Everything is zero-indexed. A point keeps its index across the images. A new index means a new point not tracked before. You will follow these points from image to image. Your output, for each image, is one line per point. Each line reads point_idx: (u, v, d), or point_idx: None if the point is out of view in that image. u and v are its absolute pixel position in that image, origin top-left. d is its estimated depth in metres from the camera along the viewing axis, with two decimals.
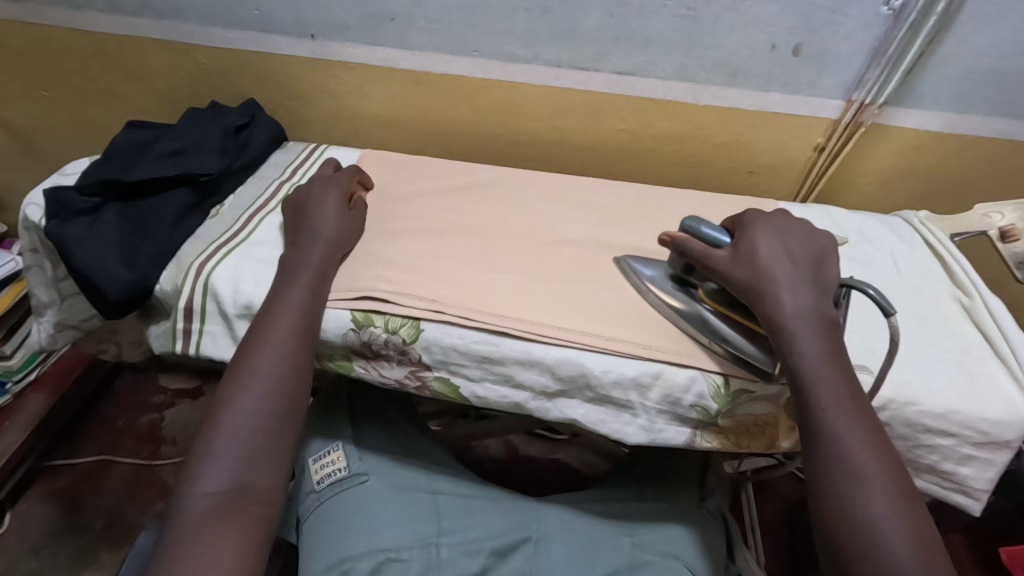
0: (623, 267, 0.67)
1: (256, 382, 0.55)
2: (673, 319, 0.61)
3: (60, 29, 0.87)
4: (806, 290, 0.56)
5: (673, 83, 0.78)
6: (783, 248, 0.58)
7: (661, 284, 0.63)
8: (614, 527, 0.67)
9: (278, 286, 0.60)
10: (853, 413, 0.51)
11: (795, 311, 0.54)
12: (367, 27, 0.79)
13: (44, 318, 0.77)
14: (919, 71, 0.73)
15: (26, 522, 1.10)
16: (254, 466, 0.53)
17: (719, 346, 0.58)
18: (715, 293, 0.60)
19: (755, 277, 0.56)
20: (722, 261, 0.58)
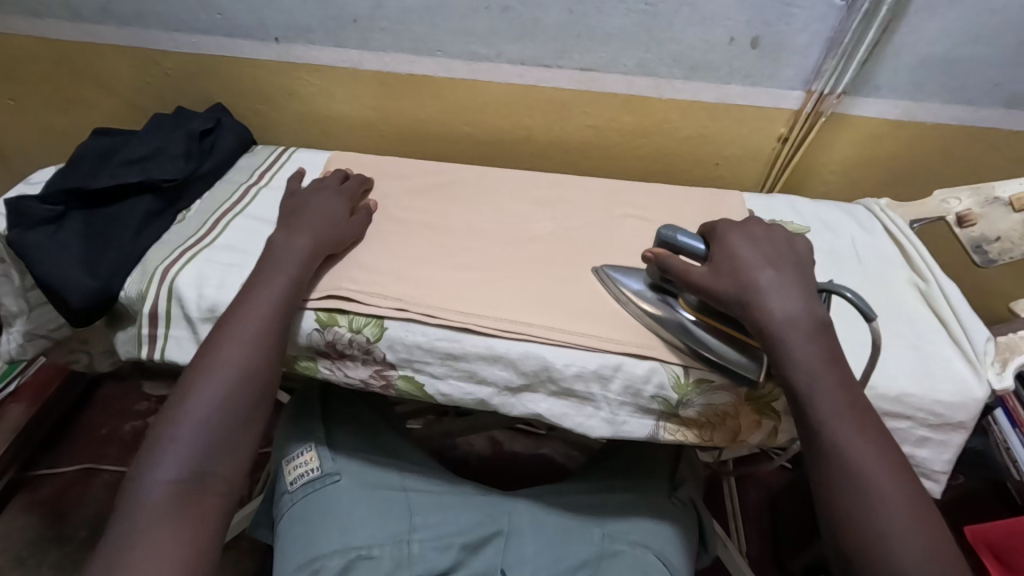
0: (600, 275, 0.65)
1: (227, 367, 0.54)
2: (657, 333, 0.59)
3: (21, 38, 0.87)
4: (790, 287, 0.55)
5: (635, 78, 0.79)
6: (759, 250, 0.58)
7: (641, 294, 0.62)
8: (585, 519, 0.68)
9: (262, 271, 0.60)
10: (839, 409, 0.50)
11: (781, 315, 0.53)
12: (329, 29, 0.79)
13: (13, 328, 0.76)
14: (876, 61, 0.74)
15: (9, 532, 1.09)
16: (209, 455, 0.51)
17: (699, 356, 0.57)
18: (696, 305, 0.58)
19: (736, 282, 0.55)
20: (702, 274, 0.56)
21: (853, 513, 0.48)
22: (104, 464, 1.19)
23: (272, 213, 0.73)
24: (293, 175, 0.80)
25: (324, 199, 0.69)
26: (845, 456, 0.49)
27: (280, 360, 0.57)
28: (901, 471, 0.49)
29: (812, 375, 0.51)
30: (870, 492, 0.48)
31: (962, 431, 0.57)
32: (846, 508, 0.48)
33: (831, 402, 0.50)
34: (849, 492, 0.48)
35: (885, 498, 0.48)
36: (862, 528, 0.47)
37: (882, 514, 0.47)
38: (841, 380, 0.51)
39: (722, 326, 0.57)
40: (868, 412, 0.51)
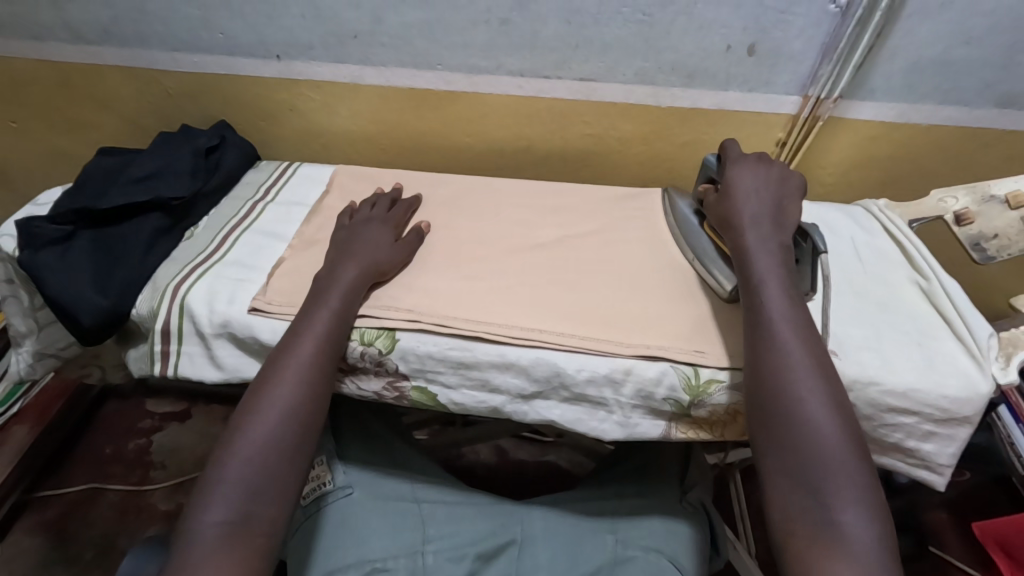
0: (665, 197, 0.78)
1: (275, 406, 0.54)
2: (676, 241, 0.72)
3: (25, 61, 0.88)
4: (768, 220, 0.62)
5: (634, 86, 0.81)
6: (760, 183, 0.65)
7: (681, 211, 0.73)
8: (598, 524, 0.69)
9: (308, 304, 0.60)
10: (793, 340, 0.54)
11: (755, 242, 0.60)
12: (331, 45, 0.80)
13: (21, 348, 0.76)
14: (870, 65, 0.76)
15: (16, 555, 1.08)
16: (260, 496, 0.50)
17: (698, 261, 0.67)
18: (714, 223, 0.69)
19: (729, 209, 0.63)
20: (711, 197, 0.67)
21: (786, 430, 0.50)
22: (110, 484, 1.18)
23: (280, 228, 0.74)
24: (298, 189, 0.81)
25: (368, 226, 0.69)
26: (788, 379, 0.52)
27: (328, 395, 0.56)
28: (844, 407, 0.51)
29: (771, 305, 0.56)
30: (807, 415, 0.50)
31: (968, 426, 0.58)
32: (778, 423, 0.51)
33: (787, 331, 0.54)
34: (784, 410, 0.51)
35: (819, 427, 0.50)
36: (790, 447, 0.50)
37: (808, 429, 0.50)
38: (800, 316, 0.55)
39: (727, 243, 0.66)
40: (822, 350, 0.54)
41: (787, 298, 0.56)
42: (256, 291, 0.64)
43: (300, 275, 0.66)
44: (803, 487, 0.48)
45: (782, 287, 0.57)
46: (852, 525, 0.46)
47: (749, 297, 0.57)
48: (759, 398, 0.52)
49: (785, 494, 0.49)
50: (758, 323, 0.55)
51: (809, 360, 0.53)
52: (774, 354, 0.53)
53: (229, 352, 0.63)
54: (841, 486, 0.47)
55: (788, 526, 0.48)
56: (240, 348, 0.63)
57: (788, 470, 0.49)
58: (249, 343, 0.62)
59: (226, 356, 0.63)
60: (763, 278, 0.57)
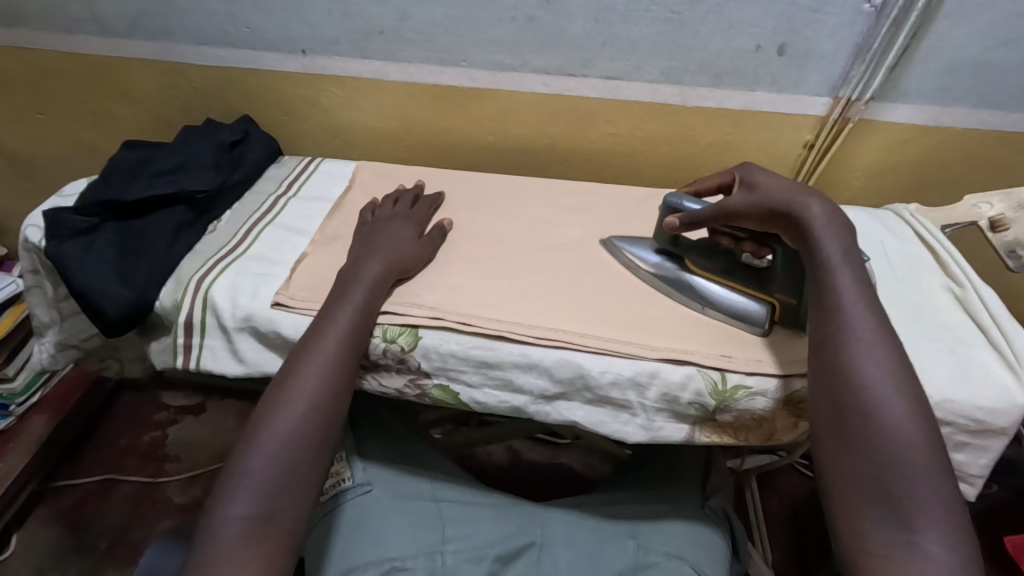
0: (611, 247, 0.70)
1: (297, 403, 0.53)
2: (664, 291, 0.65)
3: (53, 53, 0.88)
4: (829, 202, 0.57)
5: (660, 86, 0.79)
6: (781, 179, 0.60)
7: (648, 259, 0.66)
8: (617, 528, 0.68)
9: (331, 300, 0.60)
10: (872, 338, 0.51)
11: (824, 227, 0.55)
12: (356, 41, 0.80)
13: (44, 339, 0.78)
14: (904, 66, 0.74)
15: (33, 543, 1.09)
16: (283, 492, 0.50)
17: (712, 307, 0.62)
18: (706, 264, 0.63)
19: (778, 197, 0.57)
20: (742, 198, 0.59)
21: (863, 438, 0.48)
22: (125, 475, 1.19)
23: (302, 223, 0.74)
24: (319, 185, 0.80)
25: (391, 222, 0.69)
26: (868, 383, 0.49)
27: (349, 391, 0.56)
28: (926, 413, 0.48)
29: (849, 302, 0.52)
30: (888, 421, 0.47)
31: (1005, 437, 0.56)
32: (855, 430, 0.48)
33: (866, 329, 0.51)
34: (865, 416, 0.48)
35: (903, 436, 0.47)
36: (867, 457, 0.47)
37: (888, 435, 0.47)
38: (878, 313, 0.52)
39: (731, 280, 0.62)
40: (900, 348, 0.51)
41: (865, 294, 0.53)
42: (279, 286, 0.64)
43: (322, 271, 0.66)
44: (881, 502, 0.46)
45: (857, 281, 0.53)
46: (932, 545, 0.44)
47: (819, 290, 0.54)
48: (835, 402, 0.50)
49: (859, 506, 0.47)
50: (834, 320, 0.52)
51: (887, 360, 0.50)
52: (851, 354, 0.50)
53: (251, 346, 0.63)
54: (923, 501, 0.45)
55: (862, 541, 0.46)
56: (262, 343, 0.63)
57: (865, 482, 0.47)
58: (270, 337, 0.62)
59: (248, 350, 0.63)
60: (837, 271, 0.53)
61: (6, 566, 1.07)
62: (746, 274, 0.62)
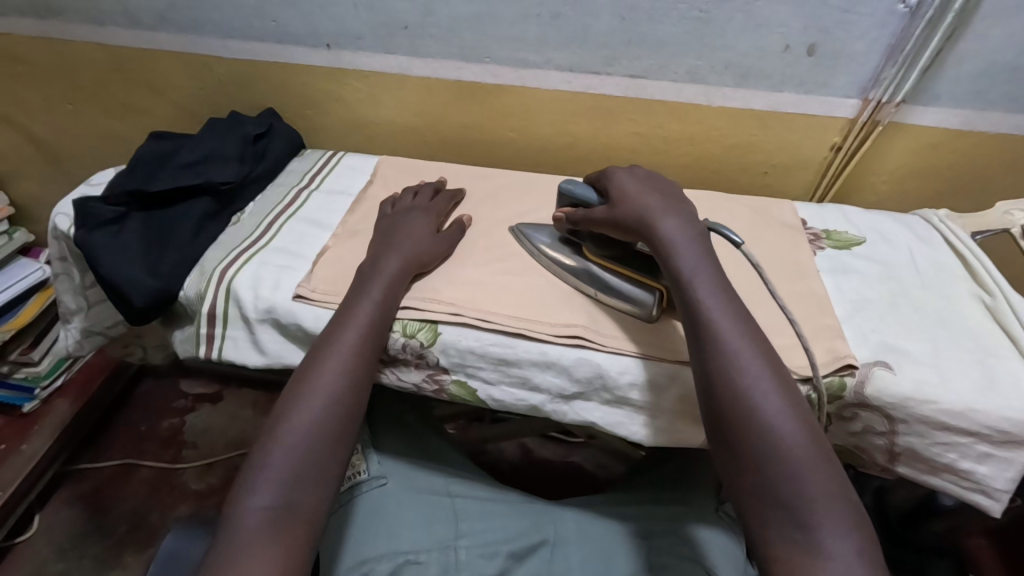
0: (517, 234, 0.70)
1: (316, 397, 0.54)
2: (565, 278, 0.65)
3: (83, 44, 0.90)
4: (679, 214, 0.59)
5: (685, 85, 0.79)
6: (645, 182, 0.63)
7: (553, 247, 0.67)
8: (630, 529, 0.67)
9: (349, 295, 0.60)
10: (737, 342, 0.50)
11: (676, 240, 0.56)
12: (380, 36, 0.80)
13: (71, 324, 0.80)
14: (937, 68, 0.73)
15: (53, 525, 1.12)
16: (304, 485, 0.50)
17: (605, 295, 0.62)
18: (601, 252, 0.63)
19: (631, 209, 0.59)
20: (600, 212, 0.61)
21: (746, 446, 0.47)
22: (144, 460, 1.21)
23: (324, 216, 0.74)
24: (341, 179, 0.81)
25: (411, 216, 0.69)
26: (740, 388, 0.49)
27: (368, 385, 0.56)
28: (803, 408, 0.49)
29: (710, 307, 0.52)
30: (768, 423, 0.47)
31: None
32: (739, 437, 0.48)
33: (730, 332, 0.51)
34: (745, 421, 0.48)
35: (784, 437, 0.47)
36: (755, 465, 0.46)
37: (769, 438, 0.47)
38: (738, 313, 0.52)
39: (625, 270, 0.62)
40: (767, 346, 0.51)
41: (722, 295, 0.53)
42: (301, 279, 0.64)
43: (343, 265, 0.66)
44: (783, 511, 0.45)
45: (713, 284, 0.53)
46: (834, 544, 0.43)
47: (683, 297, 0.54)
48: (718, 413, 0.49)
49: (762, 517, 0.46)
50: (700, 329, 0.52)
51: (757, 360, 0.50)
52: (722, 361, 0.50)
53: (272, 338, 0.63)
54: (817, 501, 0.45)
55: (772, 554, 0.45)
56: (283, 334, 0.63)
57: (761, 492, 0.46)
58: (292, 329, 0.62)
59: (269, 341, 0.63)
60: (694, 277, 0.54)
61: (28, 546, 1.10)
62: (643, 261, 0.62)
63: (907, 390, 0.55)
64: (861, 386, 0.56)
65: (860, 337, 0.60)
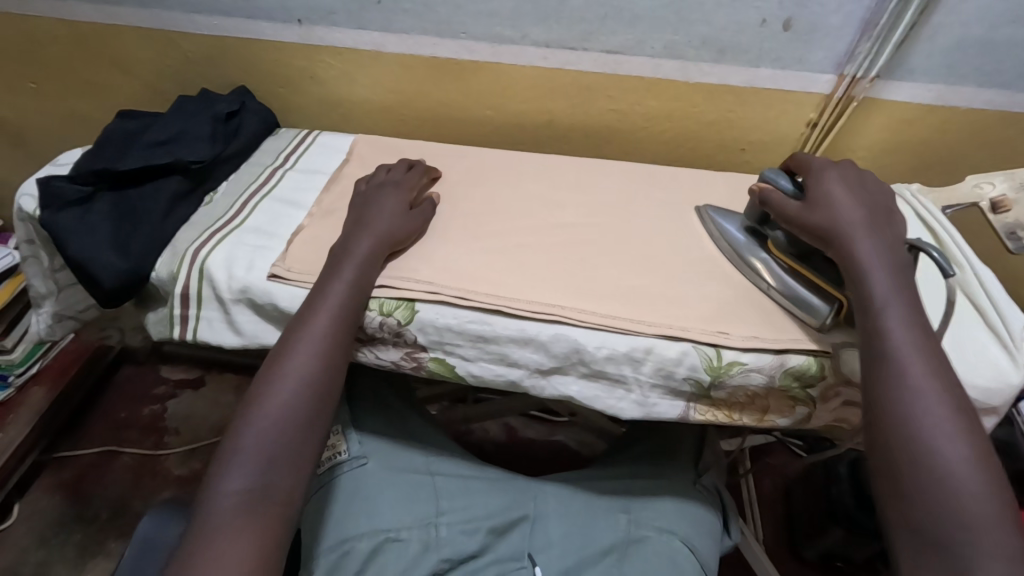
0: (702, 215, 0.71)
1: (288, 380, 0.53)
2: (742, 269, 0.65)
3: (45, 19, 0.87)
4: (880, 232, 0.56)
5: (662, 61, 0.78)
6: (857, 192, 0.60)
7: (733, 233, 0.67)
8: (611, 502, 0.69)
9: (322, 276, 0.59)
10: (922, 377, 0.49)
11: (872, 261, 0.54)
12: (353, 11, 0.79)
13: (43, 309, 0.78)
14: (911, 43, 0.73)
15: (34, 513, 1.11)
16: (276, 466, 0.50)
17: (779, 293, 0.61)
18: (784, 246, 0.61)
19: (827, 220, 0.57)
20: (796, 208, 0.59)
21: (918, 486, 0.46)
22: (125, 447, 1.20)
23: (299, 196, 0.73)
24: (316, 159, 0.80)
25: (384, 193, 0.68)
26: (920, 424, 0.47)
27: (343, 364, 0.56)
28: (989, 464, 0.46)
29: (898, 335, 0.50)
30: (943, 469, 0.46)
31: (994, 416, 0.57)
32: (913, 476, 0.46)
33: (914, 368, 0.49)
34: (921, 468, 0.46)
35: (965, 489, 0.45)
36: (926, 506, 0.45)
37: (952, 487, 0.45)
38: (927, 344, 0.50)
39: (809, 271, 0.59)
40: (954, 381, 0.49)
41: (914, 328, 0.51)
42: (274, 259, 0.64)
43: (318, 244, 0.66)
44: (941, 554, 0.44)
45: (907, 319, 0.51)
46: None
47: (867, 321, 0.52)
48: (886, 443, 0.48)
49: (915, 559, 0.45)
50: (881, 355, 0.50)
51: (947, 404, 0.48)
52: (899, 391, 0.48)
53: (248, 318, 0.63)
54: (994, 559, 0.43)
55: None
56: (258, 314, 0.63)
57: (915, 529, 0.45)
58: (267, 309, 0.62)
59: (244, 321, 0.63)
60: (886, 305, 0.52)
61: (7, 534, 1.08)
62: (826, 264, 0.59)
63: None
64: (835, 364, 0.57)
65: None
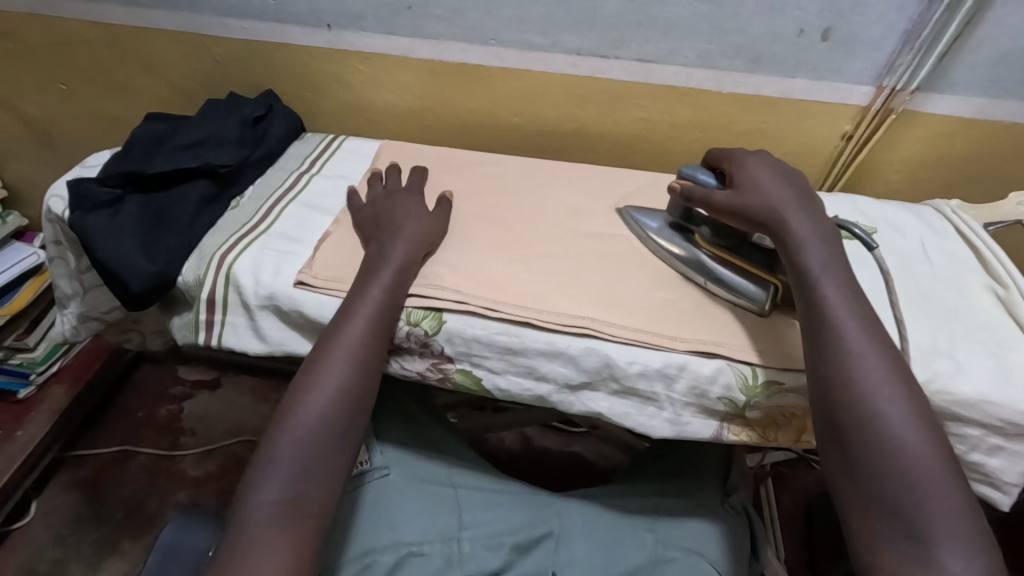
0: (624, 216, 0.71)
1: (322, 387, 0.52)
2: (672, 264, 0.65)
3: (76, 21, 0.87)
4: (809, 211, 0.58)
5: (694, 70, 0.77)
6: (779, 173, 0.61)
7: (660, 232, 0.67)
8: (636, 521, 0.67)
9: (357, 281, 0.58)
10: (862, 345, 0.50)
11: (805, 239, 0.56)
12: (382, 16, 0.78)
13: (67, 310, 0.78)
14: (954, 55, 0.71)
15: (51, 511, 1.11)
16: (309, 477, 0.49)
17: (715, 285, 0.61)
18: (711, 240, 0.63)
19: (760, 203, 0.58)
20: (725, 197, 0.60)
21: (866, 450, 0.47)
22: (141, 447, 1.20)
23: (325, 202, 0.73)
24: (342, 164, 0.79)
25: (412, 198, 0.68)
26: (866, 390, 0.49)
27: (377, 373, 0.55)
28: (927, 419, 0.48)
29: (835, 306, 0.52)
30: (887, 430, 0.47)
31: None
32: (861, 442, 0.48)
33: (853, 336, 0.51)
34: (866, 431, 0.48)
35: (911, 450, 0.47)
36: (873, 470, 0.47)
37: (896, 449, 0.47)
38: (864, 311, 0.52)
39: (740, 259, 0.62)
40: (888, 343, 0.51)
41: (850, 297, 0.53)
42: (301, 265, 0.63)
43: (345, 250, 0.65)
44: (889, 515, 0.46)
45: (842, 289, 0.53)
46: (954, 561, 0.44)
47: (806, 295, 0.54)
48: (833, 412, 0.49)
49: (868, 522, 0.46)
50: (822, 326, 0.52)
51: (884, 368, 0.49)
52: (842, 359, 0.50)
53: (273, 325, 0.62)
54: (936, 514, 0.45)
55: (875, 556, 0.46)
56: (284, 321, 0.62)
57: (868, 492, 0.47)
58: (293, 316, 0.61)
59: (270, 328, 0.62)
60: (822, 278, 0.53)
61: (24, 532, 1.09)
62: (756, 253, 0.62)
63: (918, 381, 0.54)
64: None
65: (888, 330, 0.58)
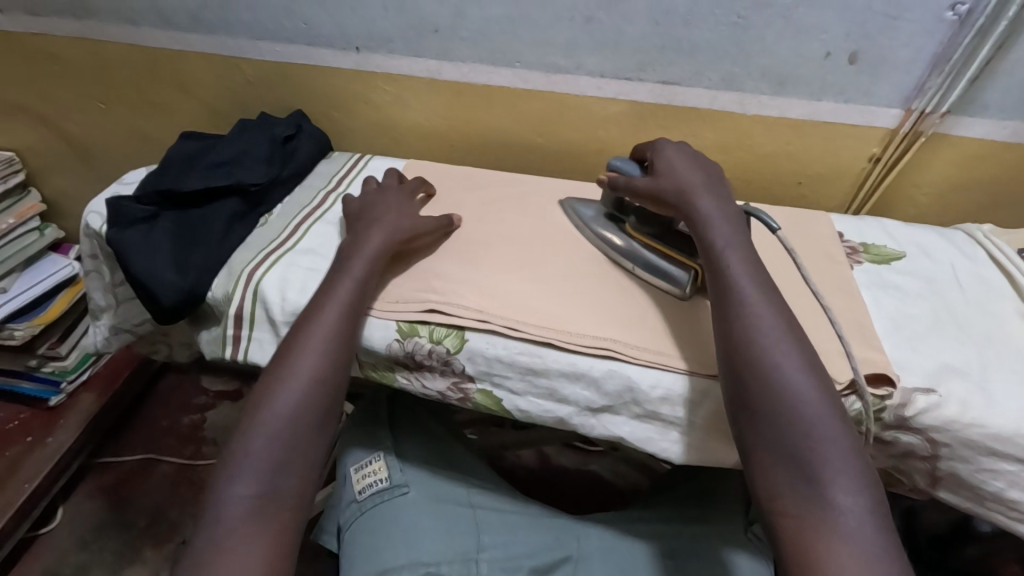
0: (567, 208, 0.75)
1: (296, 381, 0.54)
2: (607, 252, 0.68)
3: (118, 44, 0.91)
4: (717, 192, 0.60)
5: (719, 92, 0.77)
6: (696, 157, 0.64)
7: (596, 221, 0.70)
8: (656, 547, 0.66)
9: (332, 278, 0.60)
10: (760, 308, 0.52)
11: (711, 215, 0.58)
12: (410, 39, 0.80)
13: (101, 322, 0.81)
14: (986, 78, 0.70)
15: (75, 517, 1.13)
16: (284, 472, 0.52)
17: (643, 270, 0.64)
18: (640, 228, 0.66)
19: (673, 183, 0.60)
20: (644, 181, 0.62)
21: (763, 406, 0.48)
22: (164, 456, 1.22)
23: None
24: None
25: (404, 205, 0.69)
26: (762, 349, 0.50)
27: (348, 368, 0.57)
28: (819, 373, 0.49)
29: (735, 272, 0.54)
30: (784, 383, 0.48)
31: None
32: (758, 397, 0.48)
33: (752, 301, 0.52)
34: (767, 387, 0.48)
35: (804, 400, 0.48)
36: (769, 423, 0.47)
37: (789, 402, 0.48)
38: (761, 279, 0.54)
39: (665, 246, 0.64)
40: (783, 307, 0.53)
41: (750, 267, 0.54)
42: None
43: None
44: (789, 463, 0.46)
45: (746, 260, 0.55)
46: (848, 501, 0.44)
47: (712, 266, 0.55)
48: (735, 372, 0.50)
49: (773, 475, 0.46)
50: (727, 294, 0.53)
51: (782, 329, 0.51)
52: (745, 323, 0.51)
53: None
54: (830, 459, 0.45)
55: (777, 506, 0.46)
56: None
57: (769, 442, 0.47)
58: None
59: None
60: (724, 251, 0.55)
61: (50, 537, 1.11)
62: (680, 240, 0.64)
63: (952, 411, 0.52)
64: (901, 407, 0.53)
65: (916, 357, 0.57)
